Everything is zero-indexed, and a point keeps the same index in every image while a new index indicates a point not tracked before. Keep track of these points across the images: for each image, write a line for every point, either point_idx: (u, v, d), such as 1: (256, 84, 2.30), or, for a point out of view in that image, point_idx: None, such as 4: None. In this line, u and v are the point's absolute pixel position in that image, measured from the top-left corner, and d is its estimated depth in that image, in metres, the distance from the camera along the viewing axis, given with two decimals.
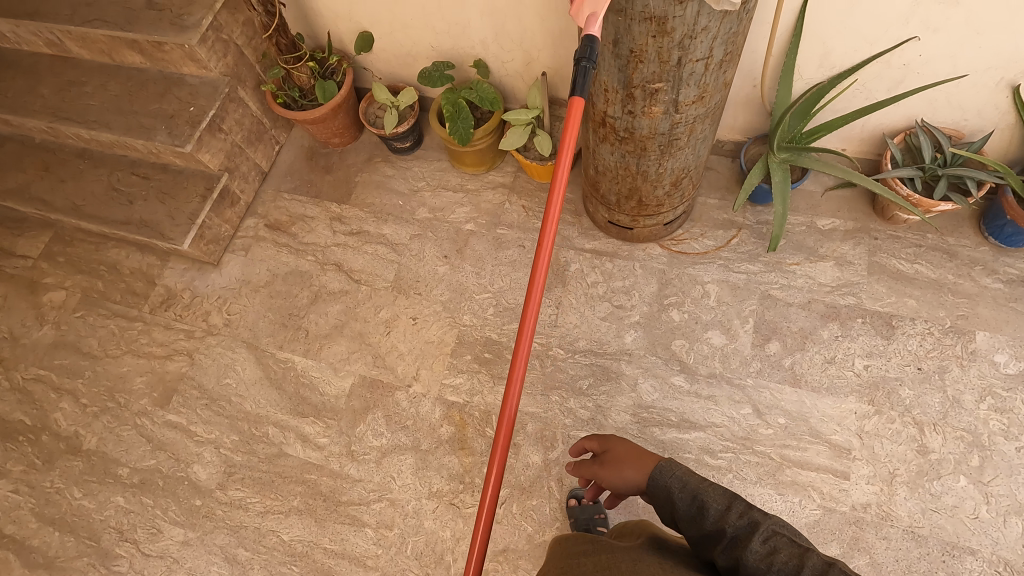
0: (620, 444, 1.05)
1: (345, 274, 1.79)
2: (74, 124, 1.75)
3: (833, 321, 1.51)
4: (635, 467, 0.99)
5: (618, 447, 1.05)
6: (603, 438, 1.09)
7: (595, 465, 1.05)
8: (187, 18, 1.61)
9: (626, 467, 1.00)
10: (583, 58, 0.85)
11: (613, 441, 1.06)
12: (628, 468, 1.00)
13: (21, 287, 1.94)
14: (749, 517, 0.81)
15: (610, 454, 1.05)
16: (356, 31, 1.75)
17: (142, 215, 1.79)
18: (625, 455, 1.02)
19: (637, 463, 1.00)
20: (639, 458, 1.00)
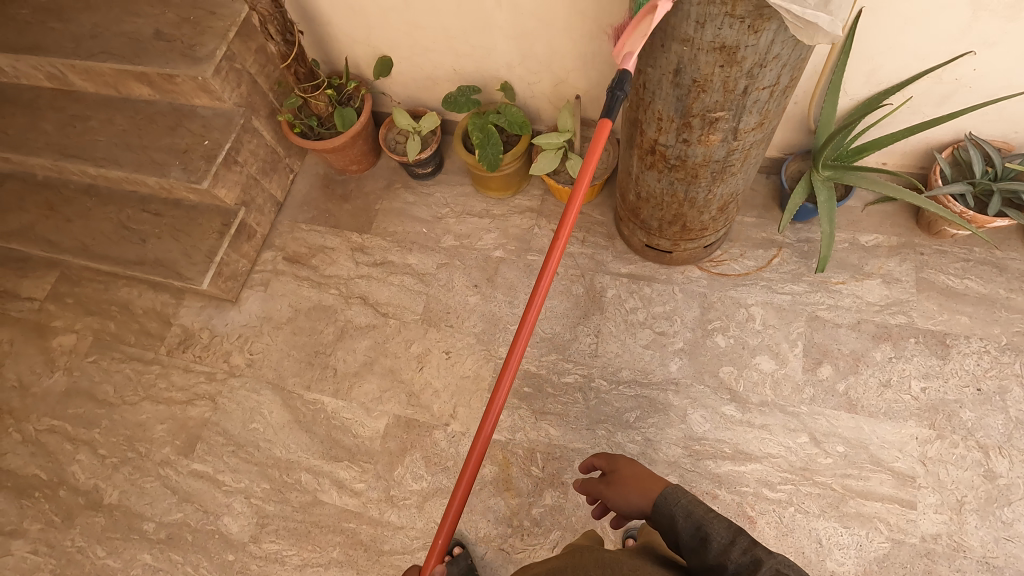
0: (627, 466, 1.03)
1: (371, 308, 1.72)
2: (81, 161, 1.67)
3: (885, 342, 1.46)
4: (638, 492, 0.96)
5: (625, 469, 1.03)
6: (612, 457, 1.07)
7: (603, 484, 1.04)
8: (199, 48, 1.53)
9: (630, 490, 0.98)
10: (616, 89, 0.89)
11: (620, 463, 1.05)
12: (632, 492, 0.97)
13: (28, 332, 1.85)
14: (753, 556, 0.74)
15: (617, 475, 1.03)
16: (373, 56, 1.68)
17: (156, 254, 1.71)
18: (632, 477, 1.00)
19: (642, 487, 0.97)
20: (644, 484, 0.97)
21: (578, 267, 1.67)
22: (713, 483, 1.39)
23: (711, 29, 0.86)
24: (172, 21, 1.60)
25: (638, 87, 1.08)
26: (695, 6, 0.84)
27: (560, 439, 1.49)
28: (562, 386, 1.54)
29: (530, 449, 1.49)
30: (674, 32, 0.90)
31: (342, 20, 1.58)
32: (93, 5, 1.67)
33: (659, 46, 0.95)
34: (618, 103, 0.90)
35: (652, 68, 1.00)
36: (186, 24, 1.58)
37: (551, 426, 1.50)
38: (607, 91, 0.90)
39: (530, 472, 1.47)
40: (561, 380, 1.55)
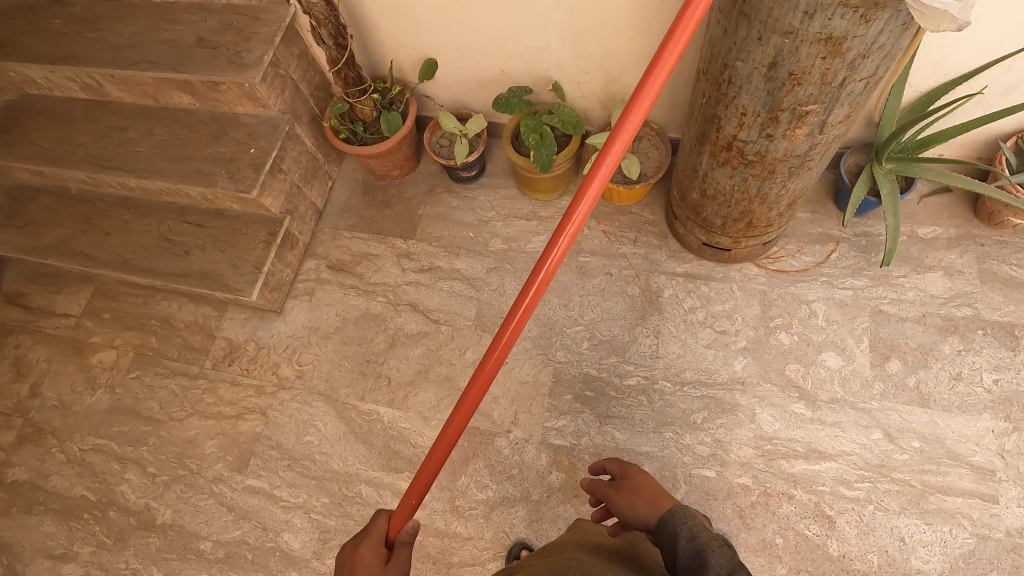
0: (641, 475, 1.04)
1: (421, 315, 1.69)
2: (121, 173, 1.62)
3: (953, 335, 1.45)
4: (648, 503, 0.97)
5: (637, 479, 1.04)
6: (625, 464, 1.09)
7: (611, 488, 1.06)
8: (246, 55, 1.50)
9: (638, 499, 0.99)
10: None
11: (635, 472, 1.06)
12: (640, 501, 0.98)
13: (66, 350, 1.80)
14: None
15: (628, 481, 1.04)
16: (418, 59, 1.65)
17: (200, 266, 1.67)
18: (642, 487, 1.01)
19: (651, 499, 0.98)
20: (656, 498, 0.98)
21: (632, 267, 1.65)
22: (788, 484, 1.37)
23: (820, 20, 0.83)
24: (214, 28, 1.56)
25: (722, 82, 1.06)
26: None
27: (628, 443, 1.46)
28: (625, 389, 1.52)
29: (597, 453, 1.46)
30: (776, 25, 0.88)
31: (389, 23, 1.55)
32: (130, 14, 1.63)
33: (755, 38, 0.93)
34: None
35: (743, 62, 0.98)
36: (230, 31, 1.55)
37: (616, 429, 1.48)
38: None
39: None
40: (623, 383, 1.52)
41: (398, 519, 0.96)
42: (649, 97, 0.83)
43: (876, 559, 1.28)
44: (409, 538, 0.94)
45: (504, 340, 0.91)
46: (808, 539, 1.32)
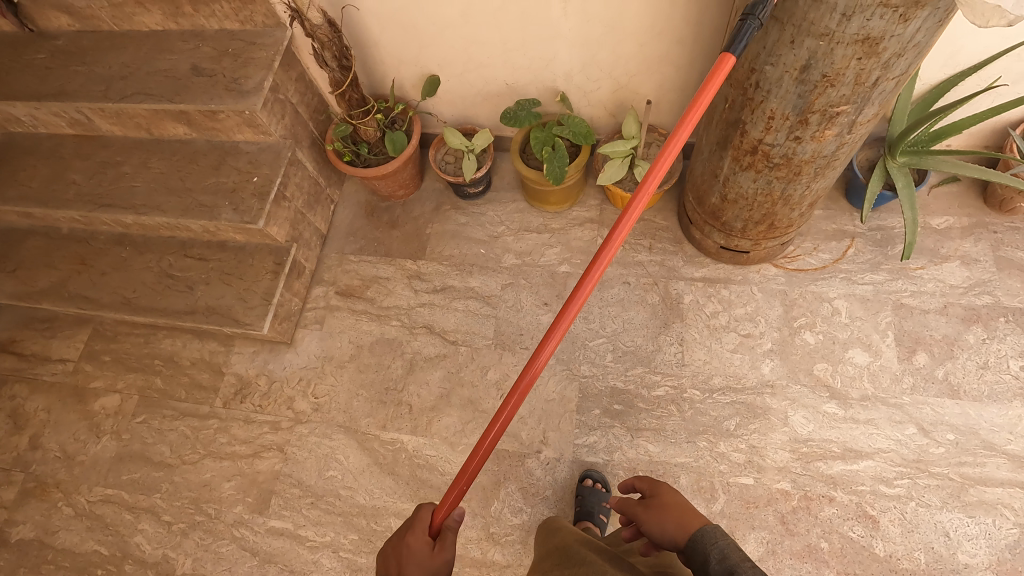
0: (672, 495, 1.01)
1: (438, 337, 1.65)
2: (118, 210, 1.56)
3: (976, 325, 1.45)
4: (676, 522, 0.93)
5: (668, 498, 1.01)
6: (657, 485, 1.07)
7: (640, 507, 1.03)
8: (245, 81, 1.46)
9: (667, 519, 0.95)
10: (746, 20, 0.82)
11: (665, 492, 1.03)
12: (669, 520, 0.95)
13: (66, 397, 1.72)
14: None
15: (658, 501, 1.01)
16: (420, 75, 1.62)
17: (206, 301, 1.61)
18: (673, 507, 0.98)
19: (680, 519, 0.95)
20: (683, 516, 0.95)
21: (650, 275, 1.64)
22: (828, 486, 1.35)
23: (858, 21, 0.83)
24: (210, 55, 1.52)
25: (748, 87, 1.05)
26: None
27: (662, 455, 1.43)
28: (654, 400, 1.49)
29: (632, 468, 1.43)
30: (811, 27, 0.87)
31: (390, 40, 1.51)
32: (119, 45, 1.58)
33: (787, 42, 0.92)
34: (748, 34, 0.82)
35: (772, 66, 0.97)
36: (226, 57, 1.50)
37: (649, 442, 1.45)
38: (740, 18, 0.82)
39: None
40: (652, 394, 1.50)
41: (443, 508, 0.98)
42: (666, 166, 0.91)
43: (923, 557, 1.27)
44: (455, 525, 0.98)
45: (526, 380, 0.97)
46: (853, 541, 1.30)
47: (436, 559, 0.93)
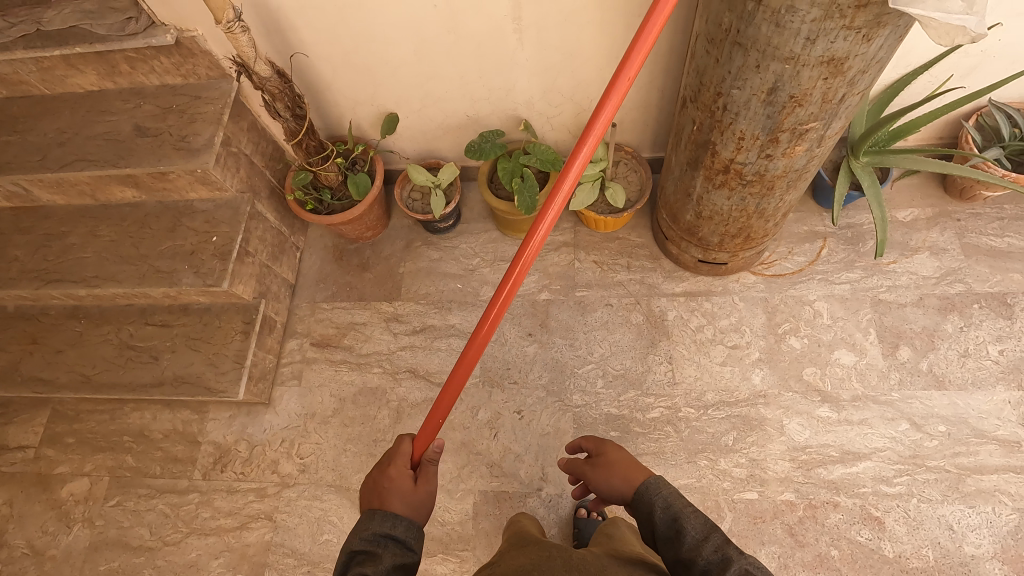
0: (615, 447, 0.97)
1: (424, 380, 1.59)
2: (68, 284, 1.46)
3: (952, 313, 1.48)
4: (622, 477, 0.91)
5: (610, 452, 0.98)
6: (597, 439, 1.02)
7: (585, 464, 0.98)
8: (194, 138, 1.39)
9: (614, 474, 0.93)
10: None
11: (607, 443, 1.00)
12: (615, 476, 0.93)
13: (30, 487, 1.60)
14: (724, 554, 0.74)
15: (602, 454, 0.98)
16: (378, 115, 1.57)
17: (174, 370, 1.52)
18: (616, 461, 0.95)
19: (626, 473, 0.92)
20: (629, 468, 0.93)
21: (631, 294, 1.62)
22: (830, 491, 1.35)
23: (823, 44, 0.82)
24: (153, 113, 1.44)
25: (716, 110, 1.04)
26: (807, 22, 0.80)
27: (664, 479, 1.41)
28: (650, 422, 1.47)
29: None
30: (776, 52, 0.86)
31: (343, 82, 1.46)
32: (52, 110, 1.48)
33: (753, 66, 0.91)
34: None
35: (739, 89, 0.96)
36: (171, 114, 1.43)
37: (650, 467, 1.42)
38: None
39: None
40: (647, 417, 1.48)
41: (422, 439, 0.99)
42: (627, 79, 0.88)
43: (931, 553, 1.27)
44: (435, 456, 0.96)
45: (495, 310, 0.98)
46: (862, 545, 1.29)
47: (421, 492, 0.91)
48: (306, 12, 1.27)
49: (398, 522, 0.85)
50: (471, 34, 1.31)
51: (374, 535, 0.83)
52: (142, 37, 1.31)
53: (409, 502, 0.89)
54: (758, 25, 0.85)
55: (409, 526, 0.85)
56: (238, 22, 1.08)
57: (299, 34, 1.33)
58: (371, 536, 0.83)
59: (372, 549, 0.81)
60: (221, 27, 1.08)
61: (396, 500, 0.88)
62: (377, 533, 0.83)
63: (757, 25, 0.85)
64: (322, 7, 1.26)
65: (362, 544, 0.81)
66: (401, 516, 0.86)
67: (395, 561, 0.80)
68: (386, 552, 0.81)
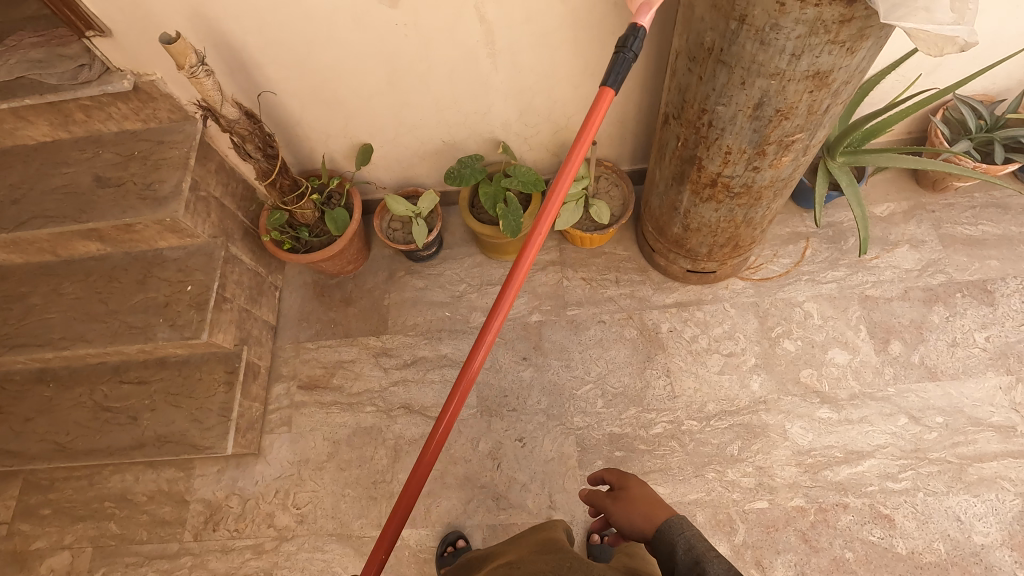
0: (639, 485, 0.97)
1: (419, 415, 1.55)
2: (33, 349, 1.38)
3: (937, 304, 1.51)
4: (644, 514, 0.91)
5: (635, 489, 0.98)
6: (624, 475, 1.02)
7: (608, 499, 0.99)
8: (161, 186, 1.33)
9: (635, 511, 0.93)
10: (623, 49, 0.85)
11: (632, 481, 1.00)
12: (637, 513, 0.93)
13: (4, 567, 1.50)
14: None
15: (625, 491, 0.98)
16: (351, 146, 1.53)
17: (156, 428, 1.44)
18: (640, 498, 0.95)
19: (648, 511, 0.92)
20: (653, 507, 0.92)
21: (623, 309, 1.61)
22: (839, 493, 1.35)
23: (808, 59, 0.82)
24: (113, 162, 1.37)
25: (701, 126, 1.03)
26: (793, 39, 0.79)
27: (674, 495, 1.39)
28: (654, 438, 1.45)
29: None
30: (761, 69, 0.86)
31: (313, 116, 1.42)
32: (3, 164, 1.40)
33: (738, 83, 0.90)
34: (626, 66, 0.85)
35: (724, 106, 0.96)
36: (133, 162, 1.36)
37: (658, 484, 1.40)
38: (616, 50, 0.85)
39: None
40: (650, 433, 1.46)
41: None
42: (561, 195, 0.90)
43: (943, 546, 1.28)
44: None
45: (441, 430, 0.93)
46: (875, 545, 1.29)
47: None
48: (271, 48, 1.22)
49: None
50: (444, 61, 1.29)
51: None
52: (98, 84, 1.24)
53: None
54: (742, 43, 0.84)
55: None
56: (202, 66, 1.03)
57: (264, 72, 1.28)
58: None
59: None
60: (184, 72, 1.02)
61: None
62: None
63: (741, 43, 0.84)
64: (288, 42, 1.21)
65: None
66: None
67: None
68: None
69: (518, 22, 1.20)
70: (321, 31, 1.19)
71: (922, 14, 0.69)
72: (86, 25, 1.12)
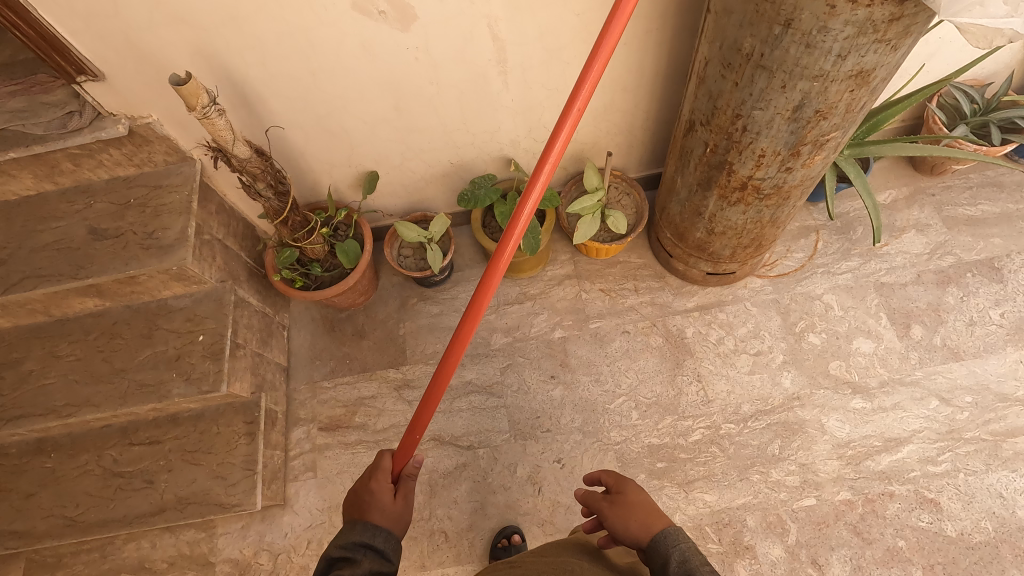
0: (637, 492, 0.96)
1: (451, 446, 1.49)
2: (34, 419, 1.27)
3: (950, 285, 1.54)
4: (640, 522, 0.89)
5: (632, 495, 0.96)
6: (621, 478, 1.00)
7: (603, 502, 0.96)
8: (164, 234, 1.25)
9: (632, 518, 0.91)
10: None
11: (628, 486, 0.98)
12: (633, 519, 0.91)
13: None
14: None
15: (622, 496, 0.96)
16: (355, 175, 1.47)
17: (175, 489, 1.36)
18: (637, 505, 0.94)
19: (644, 519, 0.90)
20: (649, 516, 0.91)
21: (646, 317, 1.59)
22: (883, 482, 1.35)
23: (853, 59, 0.81)
24: (108, 212, 1.29)
25: (734, 131, 1.02)
26: (840, 40, 0.79)
27: (721, 502, 1.37)
28: (694, 446, 1.44)
29: (697, 526, 1.36)
30: (804, 71, 0.85)
31: (317, 148, 1.36)
32: None
33: (778, 87, 0.90)
34: None
35: (761, 110, 0.95)
36: (130, 210, 1.28)
37: (704, 492, 1.39)
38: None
39: (710, 552, 1.33)
40: (689, 441, 1.44)
41: (402, 453, 1.02)
42: (580, 106, 0.82)
43: (990, 524, 1.29)
44: (415, 471, 1.02)
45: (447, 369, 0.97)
46: (925, 530, 1.30)
47: (398, 507, 0.97)
48: (275, 81, 1.16)
49: (377, 533, 0.91)
50: (454, 84, 1.24)
51: (353, 543, 0.89)
52: (89, 131, 1.16)
53: (391, 514, 0.95)
54: (786, 47, 0.83)
55: (389, 539, 0.91)
56: (214, 105, 0.97)
57: (267, 105, 1.22)
58: (350, 544, 0.89)
59: (350, 555, 0.87)
60: (196, 114, 0.96)
61: (377, 514, 0.94)
62: (355, 542, 0.89)
63: (785, 47, 0.83)
64: (293, 75, 1.16)
65: (340, 552, 0.87)
66: (380, 527, 0.92)
67: (373, 568, 0.86)
68: (365, 559, 0.87)
69: (531, 39, 1.17)
70: (329, 61, 1.14)
71: (977, 9, 0.70)
72: (77, 69, 1.05)
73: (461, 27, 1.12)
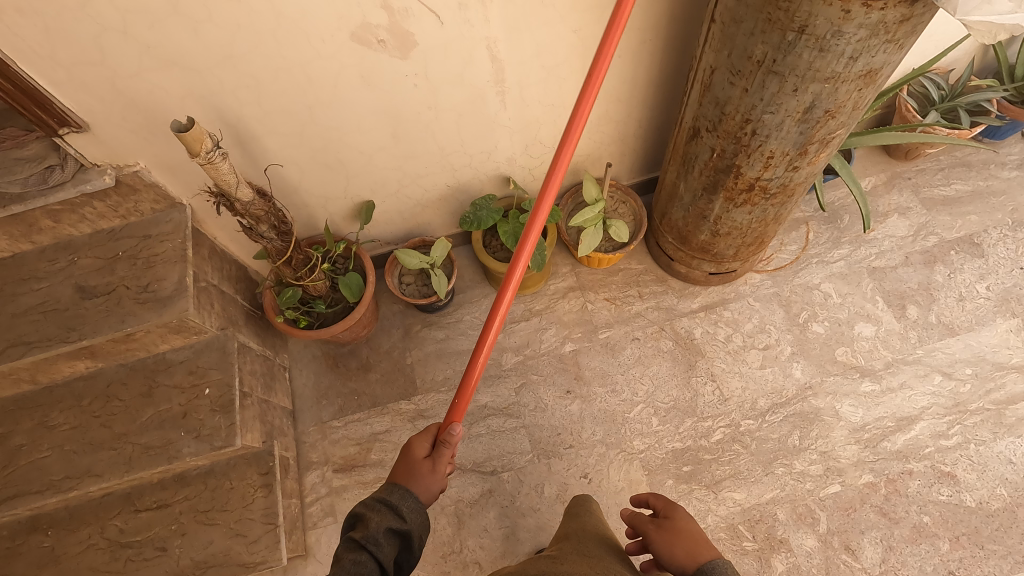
0: (687, 522, 0.96)
1: (474, 473, 1.46)
2: (29, 497, 1.17)
3: (937, 264, 1.60)
4: (687, 549, 0.90)
5: (681, 523, 0.96)
6: (672, 506, 1.01)
7: (651, 524, 0.98)
8: (160, 286, 1.19)
9: (678, 545, 0.92)
10: None
11: (679, 514, 0.99)
12: (680, 547, 0.91)
13: None
14: None
15: (671, 522, 0.97)
16: (351, 206, 1.43)
17: (190, 553, 1.28)
18: (686, 533, 0.94)
19: (691, 548, 0.91)
20: (696, 547, 0.90)
21: (653, 322, 1.60)
22: (901, 461, 1.39)
23: (862, 61, 0.84)
24: (96, 269, 1.21)
25: (743, 135, 1.04)
26: (852, 43, 0.81)
27: (751, 499, 1.38)
28: (717, 446, 1.44)
29: (730, 526, 1.36)
30: (816, 75, 0.87)
31: (313, 183, 1.32)
32: None
33: (789, 91, 0.92)
34: None
35: (772, 114, 0.97)
36: (119, 264, 1.21)
37: (733, 491, 1.40)
38: None
39: (746, 550, 1.33)
40: (711, 441, 1.45)
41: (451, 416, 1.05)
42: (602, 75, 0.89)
43: (1005, 490, 1.35)
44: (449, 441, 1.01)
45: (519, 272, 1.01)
46: (947, 504, 1.34)
47: (426, 467, 0.98)
48: (269, 118, 1.12)
49: (395, 491, 0.93)
50: (452, 107, 1.23)
51: (371, 501, 0.92)
52: (71, 185, 1.09)
53: (417, 475, 0.97)
54: (799, 53, 0.85)
55: (414, 505, 0.92)
56: (218, 149, 0.93)
57: (262, 144, 1.18)
58: (370, 501, 0.92)
59: (366, 513, 0.90)
60: (199, 159, 0.92)
61: (401, 472, 0.98)
62: (376, 499, 0.92)
63: (798, 53, 0.85)
64: (289, 110, 1.12)
65: (360, 508, 0.90)
66: (400, 487, 0.94)
67: (381, 524, 0.87)
68: (376, 516, 0.88)
69: (528, 56, 1.17)
70: (325, 93, 1.10)
71: (986, 7, 0.73)
72: (60, 122, 0.98)
73: (460, 50, 1.10)
